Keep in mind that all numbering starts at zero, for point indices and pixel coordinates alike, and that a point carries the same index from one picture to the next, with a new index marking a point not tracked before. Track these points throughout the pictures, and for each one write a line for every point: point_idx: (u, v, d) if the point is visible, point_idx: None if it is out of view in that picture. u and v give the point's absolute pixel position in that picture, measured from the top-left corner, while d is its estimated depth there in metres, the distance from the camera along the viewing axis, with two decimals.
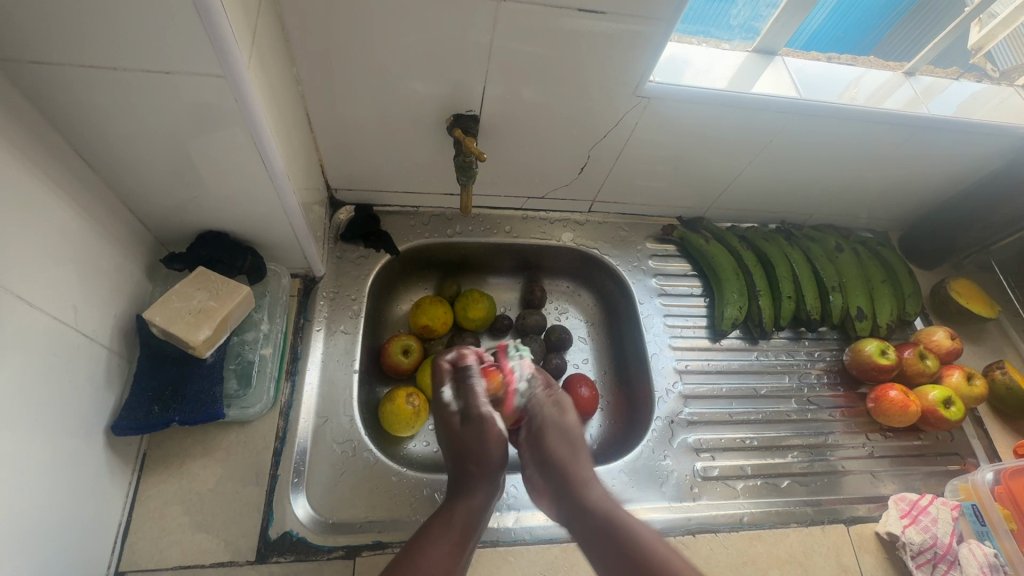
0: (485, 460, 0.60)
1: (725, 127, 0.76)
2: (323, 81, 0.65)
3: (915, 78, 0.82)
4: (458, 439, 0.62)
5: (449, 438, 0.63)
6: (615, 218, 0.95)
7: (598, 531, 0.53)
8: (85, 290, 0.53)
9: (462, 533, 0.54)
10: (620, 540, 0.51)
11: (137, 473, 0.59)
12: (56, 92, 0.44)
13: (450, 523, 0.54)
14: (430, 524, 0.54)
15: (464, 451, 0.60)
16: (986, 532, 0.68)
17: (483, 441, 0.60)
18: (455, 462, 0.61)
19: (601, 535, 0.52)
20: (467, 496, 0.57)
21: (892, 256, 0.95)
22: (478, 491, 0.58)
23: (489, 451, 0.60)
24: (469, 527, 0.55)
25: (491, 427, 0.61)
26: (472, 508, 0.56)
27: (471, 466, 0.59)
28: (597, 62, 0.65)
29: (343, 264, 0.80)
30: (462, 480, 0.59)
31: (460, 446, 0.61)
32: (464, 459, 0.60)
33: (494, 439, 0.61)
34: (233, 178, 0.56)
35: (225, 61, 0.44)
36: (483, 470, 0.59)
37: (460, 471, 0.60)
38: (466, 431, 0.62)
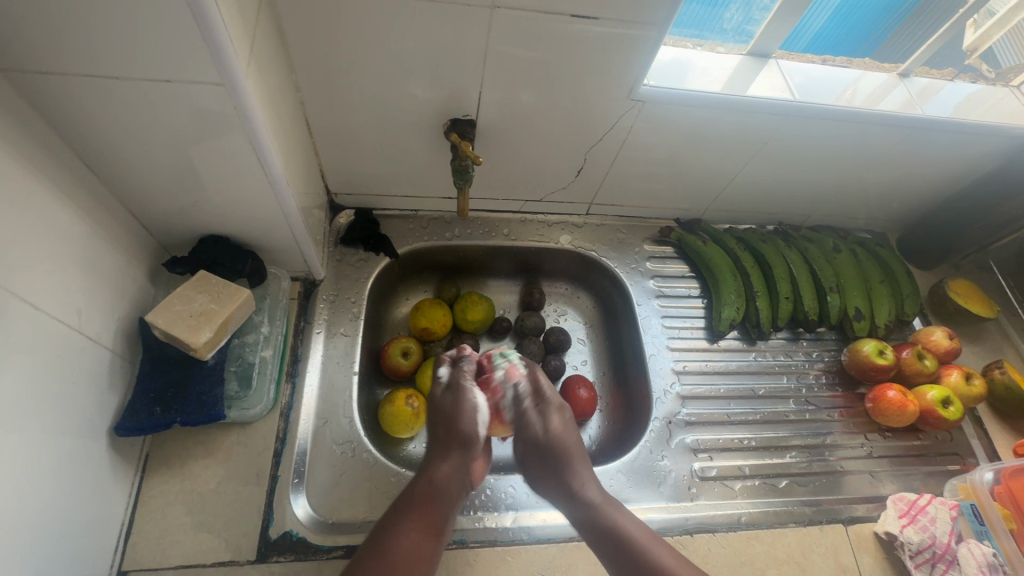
0: (457, 432, 0.60)
1: (720, 130, 0.76)
2: (322, 87, 0.66)
3: (910, 80, 0.82)
4: (439, 408, 0.63)
5: (433, 410, 0.64)
6: (613, 220, 0.95)
7: (596, 522, 0.56)
8: (89, 294, 0.54)
9: (429, 510, 0.54)
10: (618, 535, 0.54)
11: (139, 474, 0.60)
12: (60, 100, 0.45)
13: (420, 500, 0.55)
14: (401, 504, 0.55)
15: (442, 418, 0.62)
16: (984, 531, 0.68)
17: (459, 410, 0.61)
18: (432, 432, 0.62)
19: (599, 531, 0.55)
20: (437, 471, 0.58)
21: (890, 256, 0.95)
22: (447, 466, 0.58)
23: (463, 424, 0.60)
24: (436, 504, 0.55)
25: (471, 398, 0.62)
26: (441, 485, 0.57)
27: (445, 438, 0.60)
28: (591, 66, 0.66)
29: (343, 267, 0.81)
30: (438, 454, 0.59)
31: (440, 415, 0.62)
32: (442, 429, 0.61)
33: (472, 410, 0.61)
34: (233, 183, 0.57)
35: (224, 70, 0.45)
36: (455, 443, 0.60)
37: (435, 444, 0.60)
38: (447, 399, 0.63)
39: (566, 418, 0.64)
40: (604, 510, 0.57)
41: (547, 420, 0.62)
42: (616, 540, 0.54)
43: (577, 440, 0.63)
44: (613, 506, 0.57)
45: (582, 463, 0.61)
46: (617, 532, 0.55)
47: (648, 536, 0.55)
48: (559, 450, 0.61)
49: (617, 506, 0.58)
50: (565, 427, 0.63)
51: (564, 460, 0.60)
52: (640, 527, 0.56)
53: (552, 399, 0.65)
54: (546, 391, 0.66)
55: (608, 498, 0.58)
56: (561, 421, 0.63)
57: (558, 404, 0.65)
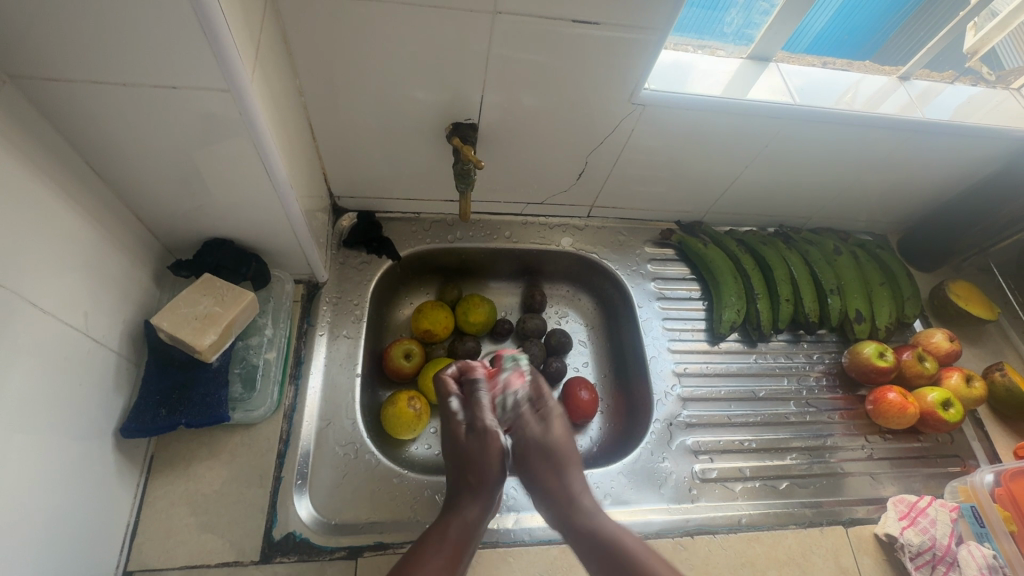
0: (487, 476, 0.57)
1: (720, 133, 0.77)
2: (325, 91, 0.66)
3: (910, 83, 0.82)
4: (463, 452, 0.59)
5: (454, 451, 0.60)
6: (614, 223, 0.96)
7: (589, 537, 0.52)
8: (95, 297, 0.54)
9: (457, 553, 0.50)
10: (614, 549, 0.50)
11: (145, 475, 0.61)
12: (68, 106, 0.46)
13: (449, 544, 0.50)
14: (425, 541, 0.51)
15: (469, 463, 0.58)
16: (984, 533, 0.68)
17: (488, 455, 0.58)
18: (457, 476, 0.58)
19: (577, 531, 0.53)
20: (464, 513, 0.54)
21: (891, 258, 0.96)
22: (476, 509, 0.55)
23: (493, 469, 0.58)
24: (464, 548, 0.51)
25: (500, 441, 0.59)
26: (468, 529, 0.53)
27: (473, 481, 0.57)
28: (593, 70, 0.66)
29: (346, 270, 0.81)
30: (463, 497, 0.56)
31: (466, 456, 0.59)
32: (468, 472, 0.57)
33: (499, 454, 0.59)
34: (237, 187, 0.58)
35: (229, 76, 0.45)
36: (484, 488, 0.56)
37: (461, 487, 0.57)
38: (472, 444, 0.59)
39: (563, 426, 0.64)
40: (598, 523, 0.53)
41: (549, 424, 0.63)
42: (609, 556, 0.49)
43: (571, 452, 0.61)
44: (609, 523, 0.53)
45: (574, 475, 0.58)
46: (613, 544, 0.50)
47: (647, 554, 0.49)
48: (552, 455, 0.60)
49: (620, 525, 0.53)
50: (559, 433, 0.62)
51: (556, 467, 0.59)
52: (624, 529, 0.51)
53: (552, 408, 0.65)
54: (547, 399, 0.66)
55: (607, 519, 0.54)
56: (560, 425, 0.63)
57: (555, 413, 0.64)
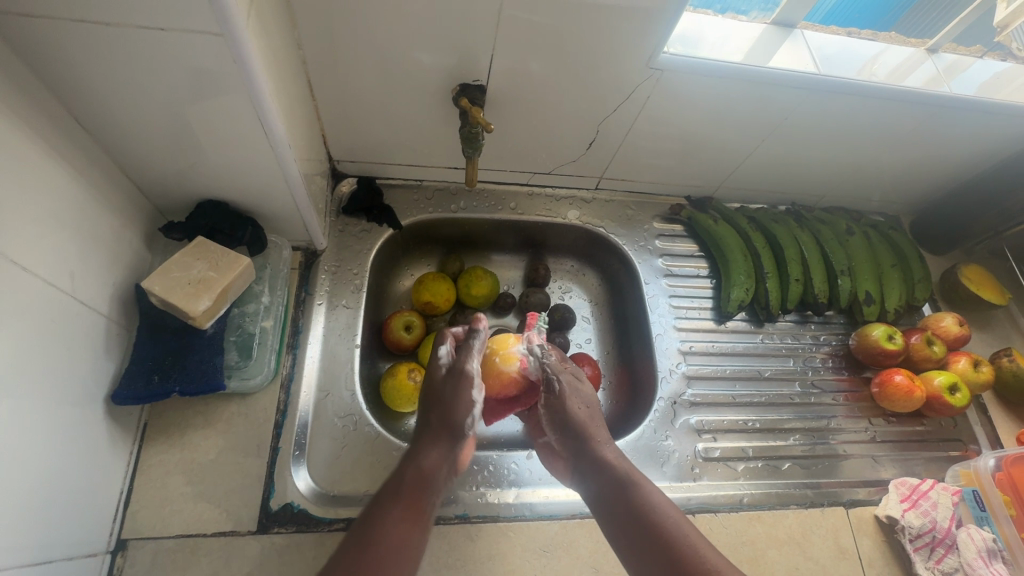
0: (455, 421, 0.54)
1: (740, 104, 0.73)
2: (325, 45, 0.62)
3: (938, 56, 0.78)
4: (435, 394, 0.56)
5: (424, 398, 0.57)
6: (622, 196, 0.93)
7: (619, 498, 0.51)
8: (82, 258, 0.51)
9: (417, 498, 0.47)
10: (641, 509, 0.49)
11: (138, 443, 0.59)
12: (45, 48, 0.42)
13: (407, 489, 0.48)
14: (385, 492, 0.48)
15: (435, 405, 0.55)
16: (984, 517, 0.68)
17: (456, 400, 0.55)
18: (422, 417, 0.55)
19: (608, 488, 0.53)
20: (426, 458, 0.51)
21: (903, 241, 0.93)
22: (439, 454, 0.52)
23: (460, 413, 0.55)
24: (423, 493, 0.48)
25: (472, 391, 0.56)
26: (434, 475, 0.50)
27: (436, 424, 0.54)
28: (611, 31, 0.62)
29: (345, 237, 0.79)
30: (426, 442, 0.53)
31: (434, 398, 0.56)
32: (433, 419, 0.54)
33: (469, 404, 0.56)
34: (232, 145, 0.54)
35: (223, 20, 0.41)
36: (447, 432, 0.54)
37: (423, 430, 0.54)
38: (447, 387, 0.57)
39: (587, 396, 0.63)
40: (622, 481, 0.52)
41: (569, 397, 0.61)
42: (626, 508, 0.50)
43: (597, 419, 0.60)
44: (637, 477, 0.53)
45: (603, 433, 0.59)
46: (637, 505, 0.49)
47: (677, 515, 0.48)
48: (578, 424, 0.59)
49: (643, 479, 0.53)
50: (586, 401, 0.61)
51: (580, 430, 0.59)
52: (669, 503, 0.50)
53: (577, 408, 0.60)
54: (570, 363, 0.66)
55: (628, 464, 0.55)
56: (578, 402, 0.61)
57: (580, 379, 0.64)
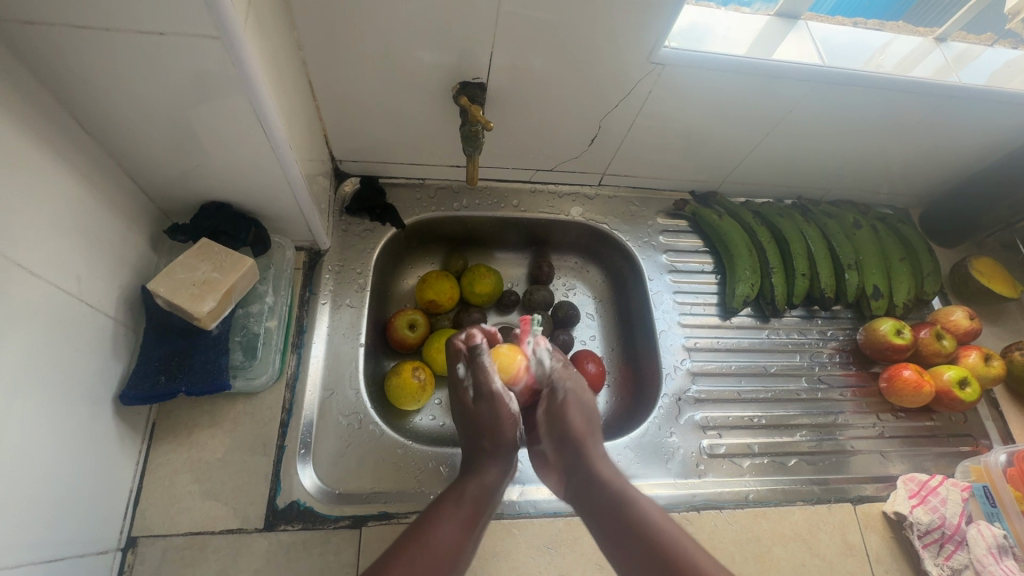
0: (502, 443, 0.57)
1: (743, 97, 0.72)
2: (325, 45, 0.62)
3: (946, 45, 0.77)
4: (477, 421, 0.59)
5: (467, 420, 0.60)
6: (626, 192, 0.92)
7: (607, 511, 0.48)
8: (89, 261, 0.52)
9: (475, 512, 0.49)
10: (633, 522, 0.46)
11: (146, 442, 0.60)
12: (47, 54, 0.43)
13: (466, 501, 0.50)
14: (442, 501, 0.49)
15: (482, 430, 0.58)
16: (995, 513, 0.67)
17: (500, 420, 0.58)
18: (472, 443, 0.58)
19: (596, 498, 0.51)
20: (481, 475, 0.53)
21: (913, 234, 0.92)
22: (493, 472, 0.54)
23: (505, 435, 0.57)
24: (481, 509, 0.50)
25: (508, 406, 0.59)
26: (487, 490, 0.52)
27: (489, 445, 0.56)
28: (611, 26, 0.62)
29: (349, 237, 0.79)
30: (481, 461, 0.55)
31: (476, 422, 0.59)
32: (480, 441, 0.57)
33: (511, 420, 0.59)
34: (234, 147, 0.55)
35: (219, 22, 0.42)
36: (501, 451, 0.56)
37: (476, 456, 0.56)
38: (484, 411, 0.59)
39: (582, 401, 0.62)
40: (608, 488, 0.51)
41: (564, 400, 0.62)
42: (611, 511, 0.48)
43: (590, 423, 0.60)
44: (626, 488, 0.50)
45: (595, 446, 0.57)
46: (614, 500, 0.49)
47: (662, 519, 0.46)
48: (574, 431, 0.59)
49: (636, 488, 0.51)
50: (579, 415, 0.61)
51: (575, 439, 0.58)
52: (653, 503, 0.48)
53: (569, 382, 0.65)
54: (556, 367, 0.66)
55: (621, 475, 0.53)
56: (576, 404, 0.62)
57: (573, 382, 0.65)
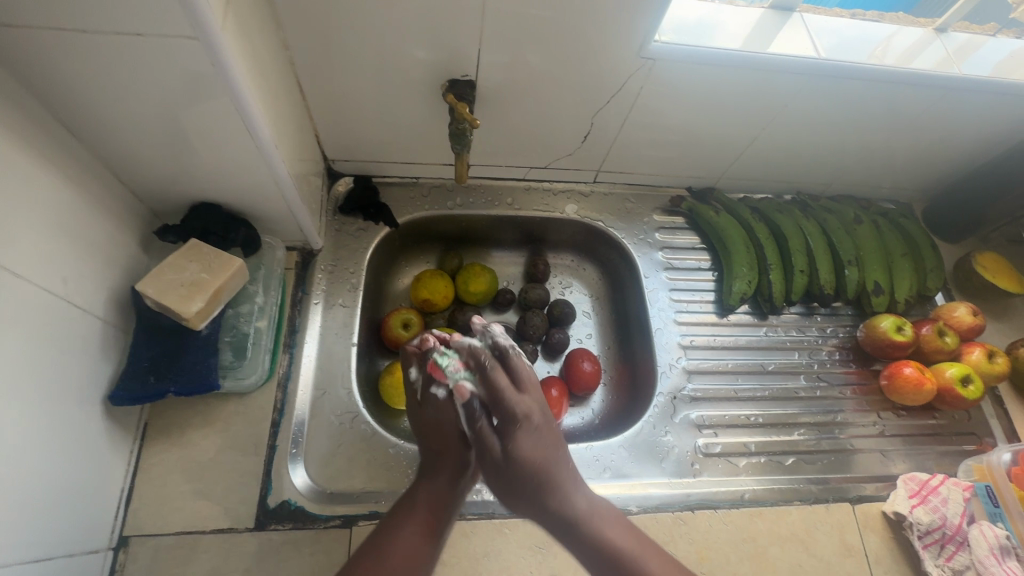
0: (450, 445, 0.56)
1: (737, 91, 0.71)
2: (312, 45, 0.62)
3: (947, 35, 0.75)
4: (424, 420, 0.57)
5: (420, 422, 0.58)
6: (621, 189, 0.92)
7: (577, 535, 0.50)
8: (77, 262, 0.52)
9: (431, 517, 0.52)
10: (607, 550, 0.49)
11: (138, 442, 0.60)
12: (28, 57, 0.43)
13: (422, 505, 0.52)
14: (399, 508, 0.52)
15: (431, 432, 0.57)
16: (998, 513, 0.65)
17: (445, 426, 0.56)
18: (425, 444, 0.57)
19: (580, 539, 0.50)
20: (433, 480, 0.54)
21: (915, 229, 0.90)
22: (445, 479, 0.55)
23: (453, 435, 0.56)
24: (439, 512, 0.53)
25: (454, 412, 0.56)
26: (441, 498, 0.53)
27: (437, 449, 0.56)
28: (599, 21, 0.61)
29: (342, 236, 0.79)
30: (431, 471, 0.55)
31: (423, 425, 0.57)
32: (431, 444, 0.56)
33: (456, 424, 0.56)
34: (219, 148, 0.55)
35: (196, 21, 0.41)
36: (451, 455, 0.56)
37: (429, 456, 0.56)
38: (430, 410, 0.57)
39: (535, 432, 0.54)
40: (590, 526, 0.50)
41: (511, 440, 0.53)
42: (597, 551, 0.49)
43: (554, 448, 0.54)
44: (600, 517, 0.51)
45: (559, 473, 0.53)
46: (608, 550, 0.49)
47: (637, 545, 0.50)
48: (530, 468, 0.52)
49: (607, 518, 0.51)
50: (537, 438, 0.54)
51: (535, 479, 0.52)
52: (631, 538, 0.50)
53: (517, 412, 0.54)
54: (508, 396, 0.54)
55: (592, 508, 0.52)
56: (528, 438, 0.53)
57: (525, 412, 0.54)
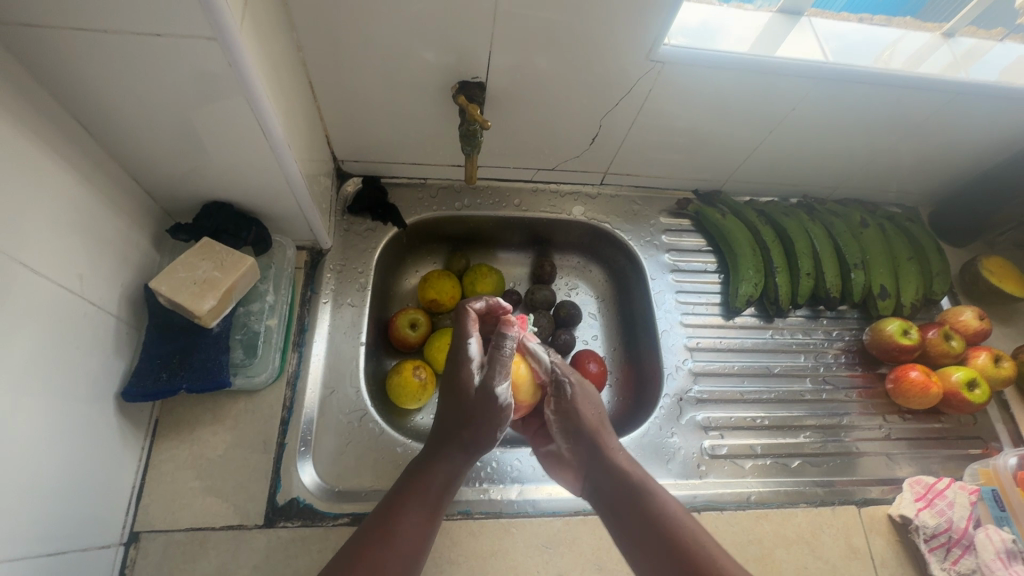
0: (485, 428, 0.55)
1: (745, 95, 0.72)
2: (325, 46, 0.63)
3: (954, 40, 0.76)
4: (468, 399, 0.55)
5: (463, 401, 0.55)
6: (628, 191, 0.92)
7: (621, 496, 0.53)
8: (91, 260, 0.53)
9: (437, 501, 0.51)
10: (646, 510, 0.50)
11: (149, 438, 0.61)
12: (48, 56, 0.43)
13: (431, 489, 0.51)
14: (406, 488, 0.51)
15: (472, 411, 0.55)
16: (1005, 517, 0.66)
17: (490, 410, 0.55)
18: (453, 421, 0.55)
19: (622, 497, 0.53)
20: (446, 460, 0.54)
21: (921, 233, 0.91)
22: (459, 460, 0.54)
23: (493, 422, 0.55)
24: (444, 496, 0.52)
25: (508, 399, 0.56)
26: (449, 479, 0.53)
27: (467, 430, 0.55)
28: (609, 25, 0.61)
29: (350, 236, 0.80)
30: (447, 448, 0.54)
31: (461, 404, 0.55)
32: (462, 424, 0.55)
33: (502, 409, 0.56)
34: (233, 147, 0.55)
35: (214, 22, 0.42)
36: (473, 439, 0.55)
37: (446, 434, 0.55)
38: (482, 391, 0.55)
39: (589, 394, 0.63)
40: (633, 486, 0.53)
41: (573, 398, 0.62)
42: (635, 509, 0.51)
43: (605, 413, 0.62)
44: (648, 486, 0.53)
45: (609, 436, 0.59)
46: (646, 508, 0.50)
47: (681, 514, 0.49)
48: (587, 424, 0.60)
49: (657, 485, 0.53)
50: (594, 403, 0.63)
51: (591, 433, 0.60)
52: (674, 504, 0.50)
53: (576, 380, 0.64)
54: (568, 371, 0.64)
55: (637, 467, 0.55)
56: (586, 399, 0.62)
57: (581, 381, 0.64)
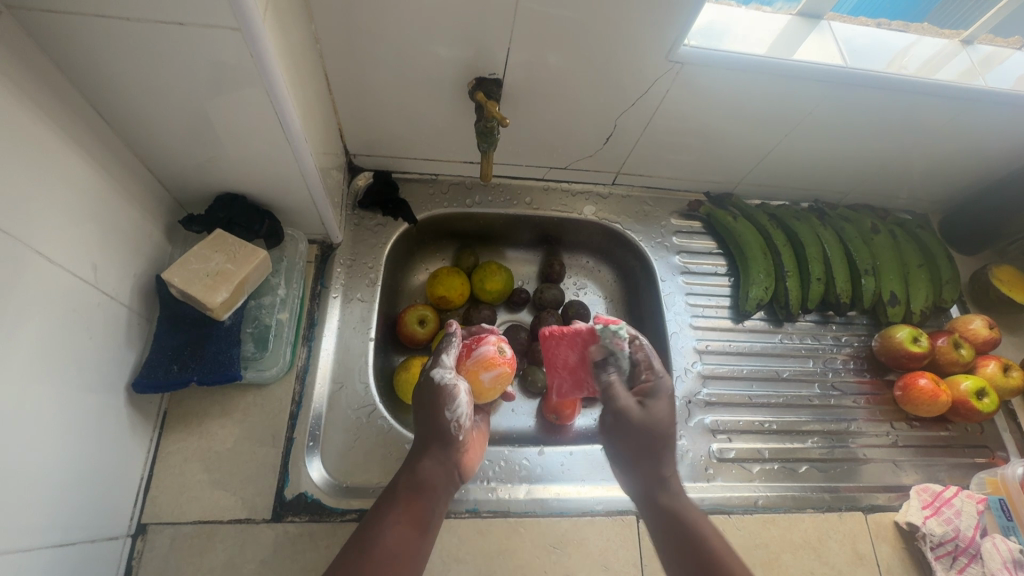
0: (439, 425, 0.56)
1: (761, 98, 0.71)
2: (342, 39, 0.62)
3: (972, 48, 0.75)
4: (418, 403, 0.58)
5: (415, 396, 0.59)
6: (639, 192, 0.92)
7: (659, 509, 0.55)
8: (105, 249, 0.52)
9: (414, 506, 0.51)
10: (679, 523, 0.54)
11: (158, 430, 0.61)
12: (67, 43, 0.43)
13: (402, 496, 0.52)
14: (383, 500, 0.52)
15: (421, 411, 0.57)
16: (1012, 526, 0.66)
17: (437, 406, 0.56)
18: (415, 426, 0.58)
19: (658, 512, 0.55)
20: (418, 466, 0.54)
21: (932, 241, 0.90)
22: (429, 462, 0.55)
23: (441, 415, 0.56)
24: (420, 499, 0.52)
25: (451, 393, 0.57)
26: (425, 479, 0.53)
27: (424, 433, 0.56)
28: (629, 24, 0.61)
29: (361, 231, 0.79)
30: (417, 453, 0.56)
31: (416, 408, 0.58)
32: (420, 428, 0.57)
33: (449, 403, 0.56)
34: (250, 139, 0.55)
35: (238, 12, 0.41)
36: (435, 436, 0.56)
37: (417, 440, 0.57)
38: (425, 393, 0.58)
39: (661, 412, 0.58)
40: (672, 500, 0.56)
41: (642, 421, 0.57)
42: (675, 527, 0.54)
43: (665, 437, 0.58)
44: (679, 494, 0.57)
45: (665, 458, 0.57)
46: (682, 524, 0.54)
47: (712, 531, 0.53)
48: (648, 447, 0.57)
49: (689, 502, 0.56)
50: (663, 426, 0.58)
51: (648, 455, 0.57)
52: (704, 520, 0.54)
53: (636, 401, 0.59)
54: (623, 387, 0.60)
55: (676, 484, 0.58)
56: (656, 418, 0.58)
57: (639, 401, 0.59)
